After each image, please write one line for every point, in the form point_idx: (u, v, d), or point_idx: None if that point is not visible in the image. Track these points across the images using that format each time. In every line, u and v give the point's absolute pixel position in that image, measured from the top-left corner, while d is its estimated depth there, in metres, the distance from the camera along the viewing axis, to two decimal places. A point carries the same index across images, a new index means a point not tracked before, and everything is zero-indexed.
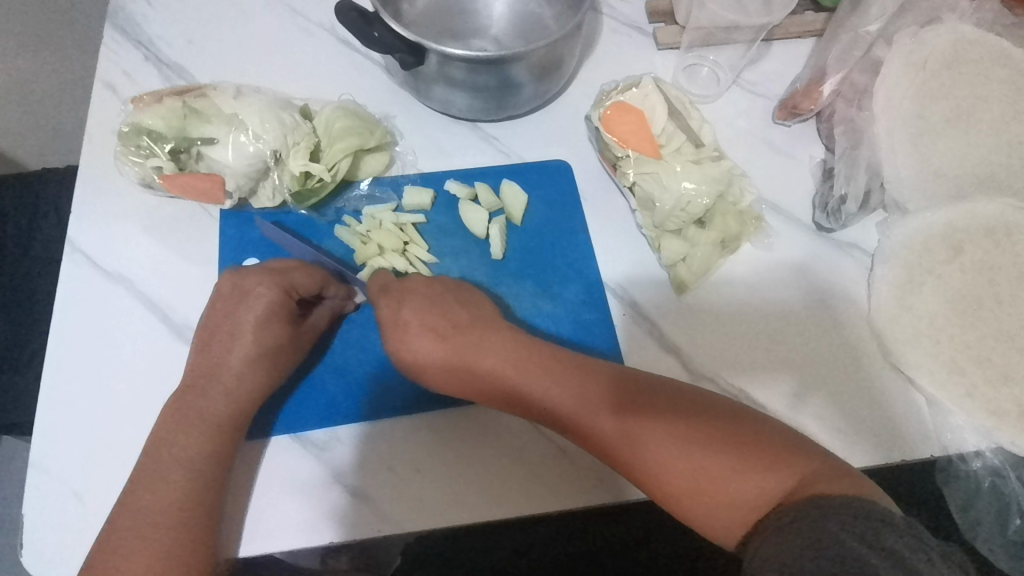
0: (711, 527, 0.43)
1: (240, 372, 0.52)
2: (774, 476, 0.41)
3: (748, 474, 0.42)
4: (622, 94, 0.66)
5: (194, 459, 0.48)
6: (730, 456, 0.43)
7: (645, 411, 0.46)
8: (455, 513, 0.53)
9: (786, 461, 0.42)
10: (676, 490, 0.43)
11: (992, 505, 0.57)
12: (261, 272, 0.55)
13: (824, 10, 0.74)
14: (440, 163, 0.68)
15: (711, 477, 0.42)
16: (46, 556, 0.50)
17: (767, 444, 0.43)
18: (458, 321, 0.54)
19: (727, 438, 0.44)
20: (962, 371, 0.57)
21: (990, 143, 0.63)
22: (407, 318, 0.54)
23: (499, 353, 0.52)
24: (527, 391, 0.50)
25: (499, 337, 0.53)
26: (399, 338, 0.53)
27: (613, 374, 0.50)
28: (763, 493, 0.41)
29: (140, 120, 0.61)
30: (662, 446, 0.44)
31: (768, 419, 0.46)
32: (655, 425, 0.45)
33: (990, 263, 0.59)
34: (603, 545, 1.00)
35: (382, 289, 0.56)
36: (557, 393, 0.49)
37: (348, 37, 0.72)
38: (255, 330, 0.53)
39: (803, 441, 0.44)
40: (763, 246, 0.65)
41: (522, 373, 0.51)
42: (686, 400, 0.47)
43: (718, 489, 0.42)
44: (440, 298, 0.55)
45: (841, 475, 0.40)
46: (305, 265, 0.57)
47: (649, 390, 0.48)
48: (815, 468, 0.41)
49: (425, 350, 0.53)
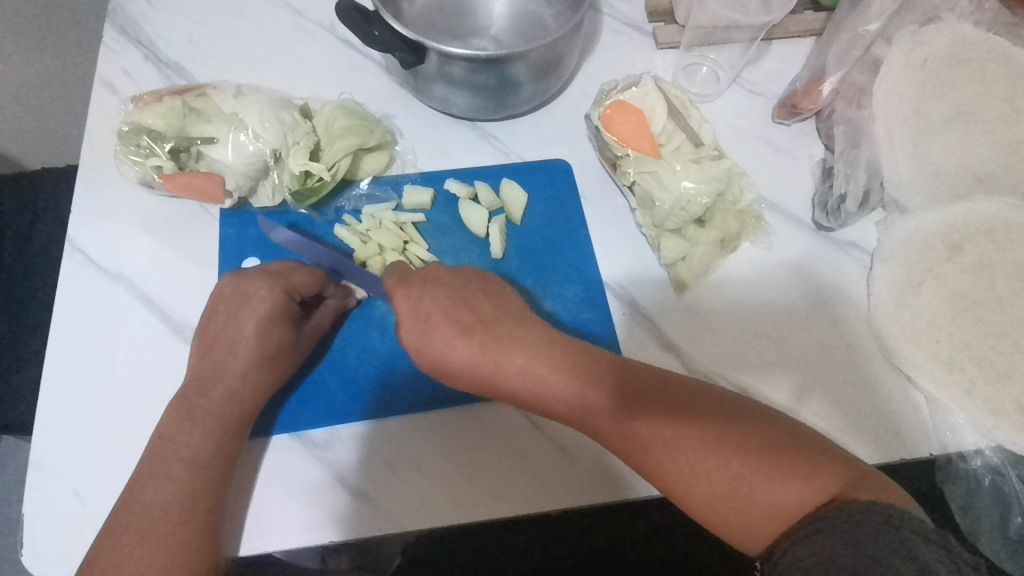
0: (735, 533, 0.42)
1: (241, 372, 0.52)
2: (810, 484, 0.41)
3: (779, 482, 0.41)
4: (622, 93, 0.66)
5: (198, 459, 0.48)
6: (764, 463, 0.42)
7: (678, 414, 0.46)
8: (456, 513, 0.53)
9: (821, 468, 0.42)
10: (707, 495, 0.43)
11: (992, 504, 0.57)
12: (262, 274, 0.55)
13: (823, 9, 0.74)
14: (440, 163, 0.68)
15: (743, 483, 0.42)
16: (46, 555, 0.50)
17: (800, 450, 0.43)
18: (483, 314, 0.53)
19: (754, 442, 0.43)
20: (961, 370, 0.57)
21: (990, 143, 0.64)
22: (428, 308, 0.53)
23: (523, 352, 0.51)
24: (550, 389, 0.50)
25: (523, 335, 0.52)
26: (418, 330, 0.53)
27: (639, 375, 0.50)
28: (798, 501, 0.40)
29: (141, 119, 0.61)
30: (688, 449, 0.44)
31: (795, 423, 0.46)
32: (681, 426, 0.45)
33: (990, 261, 0.59)
34: (603, 544, 1.00)
35: (400, 279, 0.56)
36: (582, 393, 0.49)
37: (348, 37, 0.72)
38: (256, 332, 0.53)
39: (832, 449, 0.44)
40: (763, 245, 0.65)
41: (546, 371, 0.50)
42: (713, 403, 0.46)
43: (751, 496, 0.41)
44: (465, 288, 0.55)
45: (875, 486, 0.40)
46: (305, 266, 0.57)
47: (675, 392, 0.48)
48: (850, 477, 0.41)
49: (445, 343, 0.52)
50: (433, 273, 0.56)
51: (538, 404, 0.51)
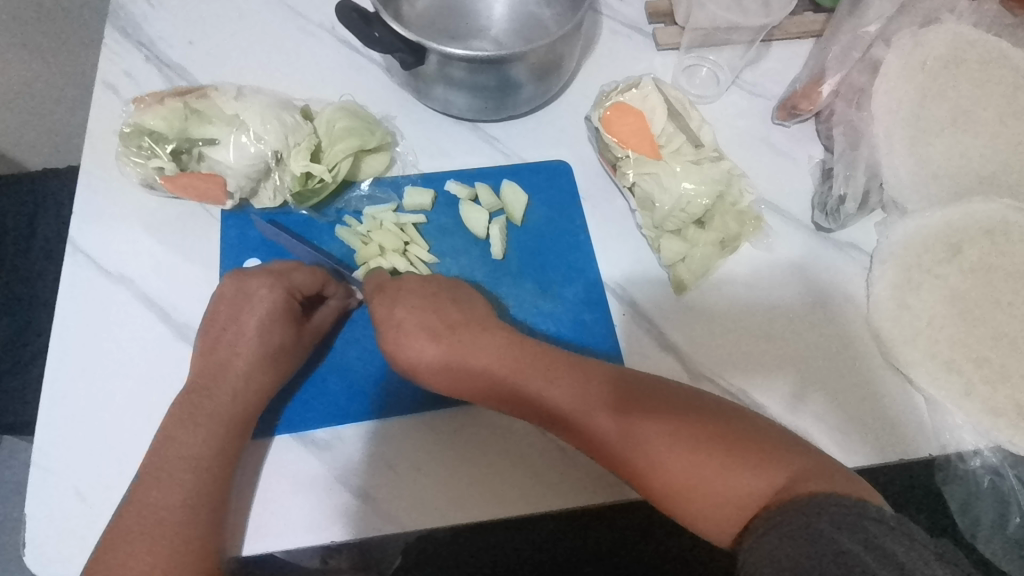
0: (702, 525, 0.43)
1: (244, 372, 0.52)
2: (767, 474, 0.42)
3: (739, 473, 0.42)
4: (622, 94, 0.66)
5: (201, 458, 0.49)
6: (724, 456, 0.43)
7: (641, 411, 0.47)
8: (458, 513, 0.53)
9: (779, 459, 0.43)
10: (672, 489, 0.44)
11: (991, 504, 0.57)
12: (262, 273, 0.55)
13: (823, 11, 0.74)
14: (441, 164, 0.68)
15: (705, 476, 0.43)
16: (49, 555, 0.50)
17: (760, 443, 0.44)
18: (453, 319, 0.54)
19: (713, 436, 0.44)
20: (960, 370, 0.57)
21: (988, 144, 0.64)
22: (401, 316, 0.54)
23: (494, 352, 0.52)
24: (519, 390, 0.51)
25: (492, 337, 0.53)
26: (393, 336, 0.53)
27: (606, 374, 0.51)
28: (756, 491, 0.41)
29: (142, 121, 0.61)
30: (652, 445, 0.45)
31: (758, 418, 0.47)
32: (644, 423, 0.46)
33: (989, 262, 0.59)
34: (606, 545, 1.01)
35: (377, 287, 0.56)
36: (550, 393, 0.50)
37: (349, 38, 0.72)
38: (258, 332, 0.53)
39: (793, 440, 0.45)
40: (763, 246, 0.65)
41: (515, 372, 0.51)
42: (675, 400, 0.48)
43: (712, 489, 0.42)
44: (435, 297, 0.55)
45: (831, 473, 0.41)
46: (306, 266, 0.57)
47: (639, 389, 0.49)
48: (807, 466, 0.42)
49: (415, 347, 0.52)
50: (433, 278, 0.56)
51: (509, 405, 0.52)
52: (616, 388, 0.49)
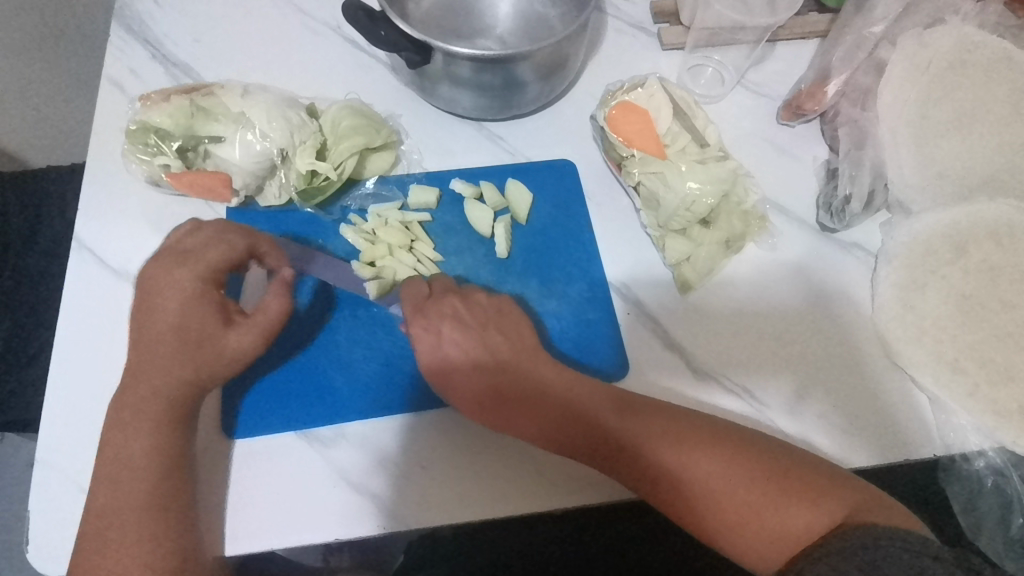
0: (749, 555, 0.47)
1: (162, 368, 0.49)
2: (821, 509, 0.46)
3: (791, 509, 0.47)
4: (627, 94, 0.67)
5: (141, 462, 0.47)
6: (778, 492, 0.47)
7: (683, 440, 0.50)
8: (460, 510, 0.53)
9: (826, 493, 0.47)
10: (728, 520, 0.47)
11: (995, 505, 0.58)
12: (180, 260, 0.52)
13: (828, 12, 0.74)
14: (446, 163, 0.68)
15: (760, 511, 0.47)
16: (52, 551, 0.50)
17: (808, 475, 0.48)
18: (495, 346, 0.57)
19: (759, 469, 0.48)
20: (965, 370, 0.57)
21: (994, 145, 0.63)
22: (446, 340, 0.56)
23: (552, 381, 0.55)
24: (558, 417, 0.53)
25: (548, 366, 0.56)
26: (437, 359, 0.56)
27: (644, 404, 0.53)
28: (814, 525, 0.46)
29: (148, 118, 0.62)
30: (700, 477, 0.49)
31: (793, 447, 0.51)
32: (688, 452, 0.49)
33: (992, 263, 0.59)
34: (601, 550, 1.00)
35: (417, 309, 0.57)
36: (593, 421, 0.53)
37: (355, 36, 0.72)
38: (173, 324, 0.50)
39: (832, 471, 0.49)
40: (766, 246, 0.65)
41: (558, 401, 0.54)
42: (713, 428, 0.51)
43: (770, 522, 0.47)
44: (482, 324, 0.57)
45: (875, 505, 0.47)
46: (224, 237, 0.53)
47: (678, 418, 0.52)
48: (855, 499, 0.47)
49: (461, 372, 0.56)
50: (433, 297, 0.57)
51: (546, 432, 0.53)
52: (655, 416, 0.52)
